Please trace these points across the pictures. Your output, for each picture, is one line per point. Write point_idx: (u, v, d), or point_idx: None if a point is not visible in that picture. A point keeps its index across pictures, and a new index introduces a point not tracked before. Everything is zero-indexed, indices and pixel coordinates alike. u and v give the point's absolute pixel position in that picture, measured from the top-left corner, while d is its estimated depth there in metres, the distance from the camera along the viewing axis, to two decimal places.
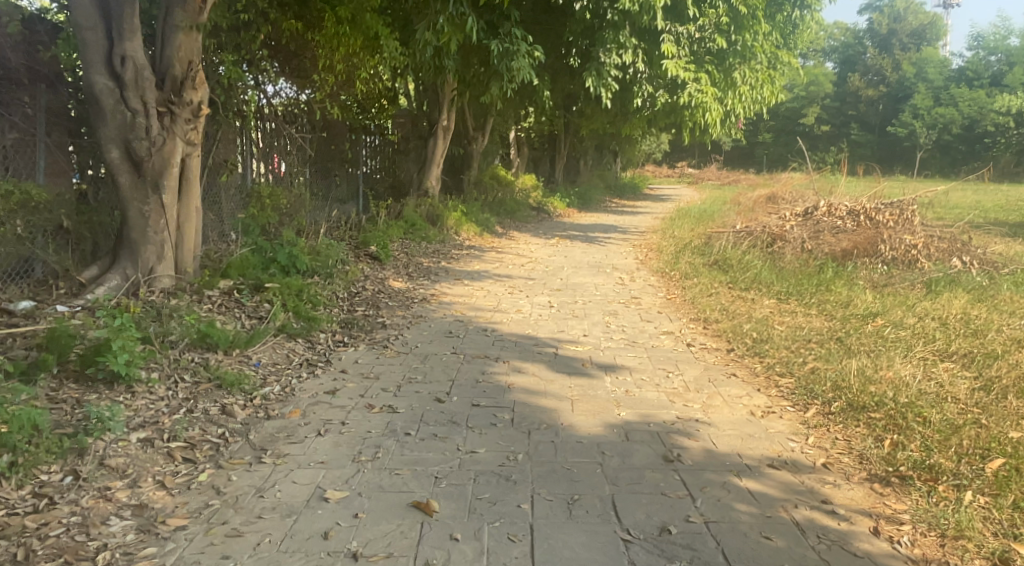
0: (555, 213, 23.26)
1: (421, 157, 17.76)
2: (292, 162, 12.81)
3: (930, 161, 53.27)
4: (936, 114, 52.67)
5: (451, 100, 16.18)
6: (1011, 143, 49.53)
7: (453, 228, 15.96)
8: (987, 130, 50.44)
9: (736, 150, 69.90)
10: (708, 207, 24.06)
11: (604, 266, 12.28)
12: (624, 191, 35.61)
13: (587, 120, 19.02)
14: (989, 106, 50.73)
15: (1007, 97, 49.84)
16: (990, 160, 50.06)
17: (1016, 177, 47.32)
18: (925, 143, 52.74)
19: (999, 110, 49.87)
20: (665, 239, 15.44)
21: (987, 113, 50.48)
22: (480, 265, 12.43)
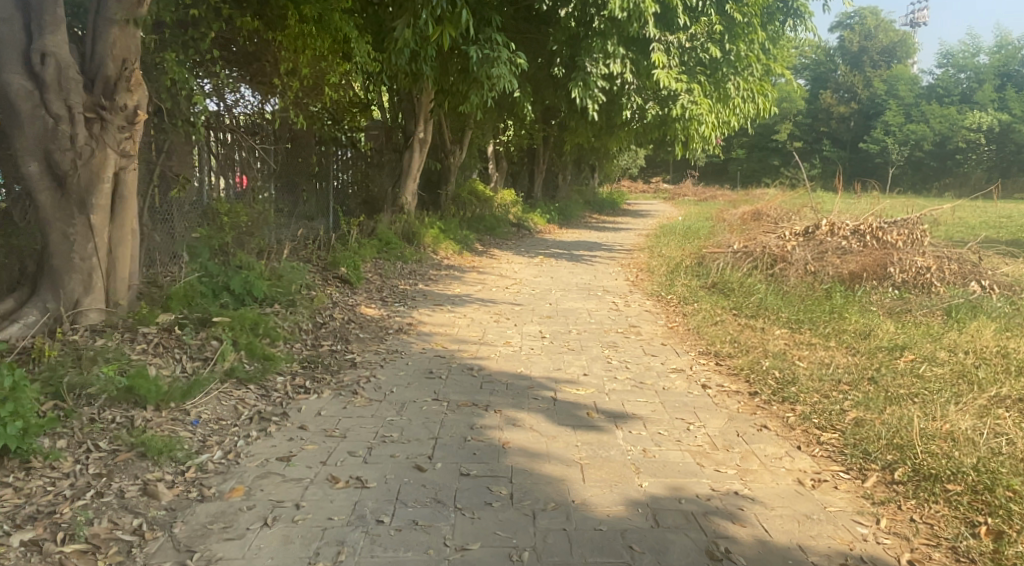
0: (535, 229, 22.38)
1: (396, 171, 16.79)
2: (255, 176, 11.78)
3: (903, 177, 53.19)
4: (908, 131, 52.63)
5: (427, 111, 15.22)
6: (983, 159, 49.61)
7: (430, 247, 15.01)
8: (959, 147, 50.38)
9: (711, 166, 69.73)
10: (692, 224, 23.29)
11: (593, 288, 11.40)
12: (603, 206, 34.88)
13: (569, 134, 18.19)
14: (961, 122, 50.49)
15: (978, 114, 49.95)
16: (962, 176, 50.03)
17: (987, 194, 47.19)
18: (898, 160, 52.76)
19: (970, 127, 49.87)
20: (655, 259, 14.60)
21: (959, 130, 50.44)
22: (460, 288, 11.50)
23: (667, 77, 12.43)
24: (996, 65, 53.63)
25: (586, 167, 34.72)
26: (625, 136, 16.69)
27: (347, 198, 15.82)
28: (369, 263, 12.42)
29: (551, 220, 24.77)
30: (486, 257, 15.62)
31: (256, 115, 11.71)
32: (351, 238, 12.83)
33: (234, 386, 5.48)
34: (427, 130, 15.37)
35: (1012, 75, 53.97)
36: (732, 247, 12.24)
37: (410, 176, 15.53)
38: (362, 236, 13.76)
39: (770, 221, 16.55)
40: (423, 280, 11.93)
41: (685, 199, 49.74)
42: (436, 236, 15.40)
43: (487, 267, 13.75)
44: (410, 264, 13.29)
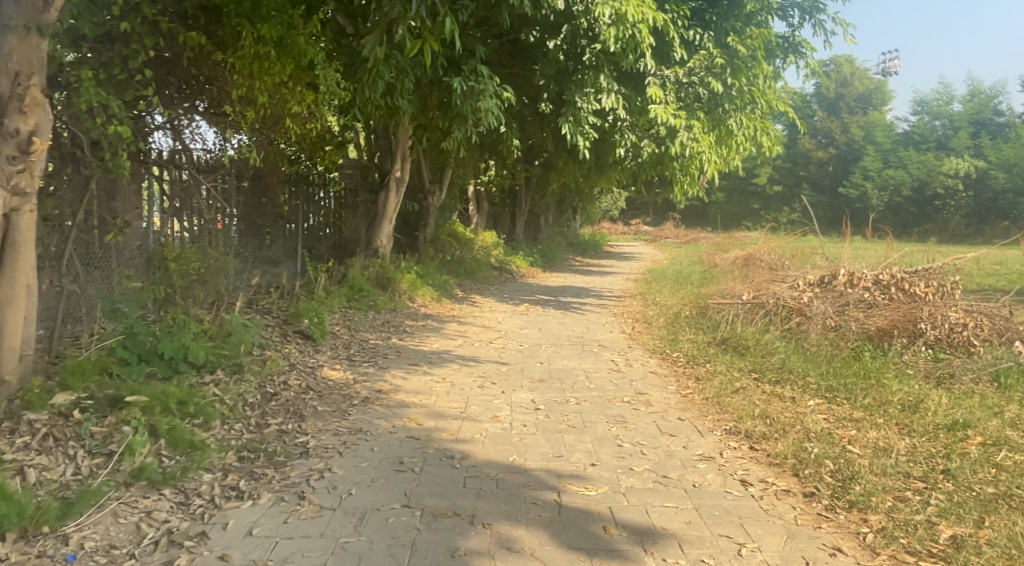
0: (518, 273, 21.24)
1: (371, 213, 15.64)
2: (211, 218, 10.55)
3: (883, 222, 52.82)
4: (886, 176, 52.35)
5: (406, 148, 14.06)
6: (961, 205, 49.50)
7: (408, 293, 13.79)
8: (937, 193, 50.07)
9: (691, 209, 69.36)
10: (682, 268, 22.25)
11: (588, 343, 10.23)
12: (585, 249, 33.94)
13: (556, 173, 17.13)
14: (937, 169, 50.36)
15: (956, 160, 49.93)
16: (941, 222, 49.71)
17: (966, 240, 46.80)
18: (878, 205, 52.57)
19: (947, 173, 49.66)
20: (651, 307, 13.47)
21: (936, 176, 50.13)
22: (441, 342, 10.29)
23: (664, 113, 11.17)
24: (972, 112, 53.84)
25: (568, 208, 33.80)
26: (620, 174, 15.46)
27: (317, 241, 14.60)
28: (339, 313, 11.19)
29: (534, 263, 23.67)
30: (468, 305, 14.43)
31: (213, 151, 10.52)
32: (319, 285, 11.59)
33: (142, 492, 4.22)
34: (405, 169, 14.20)
35: (987, 122, 54.22)
36: (739, 297, 11.14)
37: (386, 217, 14.34)
38: (332, 283, 12.53)
39: (771, 269, 15.48)
40: (399, 333, 10.71)
41: (667, 242, 49.05)
42: (414, 282, 14.20)
43: (470, 317, 12.57)
44: (385, 313, 12.06)
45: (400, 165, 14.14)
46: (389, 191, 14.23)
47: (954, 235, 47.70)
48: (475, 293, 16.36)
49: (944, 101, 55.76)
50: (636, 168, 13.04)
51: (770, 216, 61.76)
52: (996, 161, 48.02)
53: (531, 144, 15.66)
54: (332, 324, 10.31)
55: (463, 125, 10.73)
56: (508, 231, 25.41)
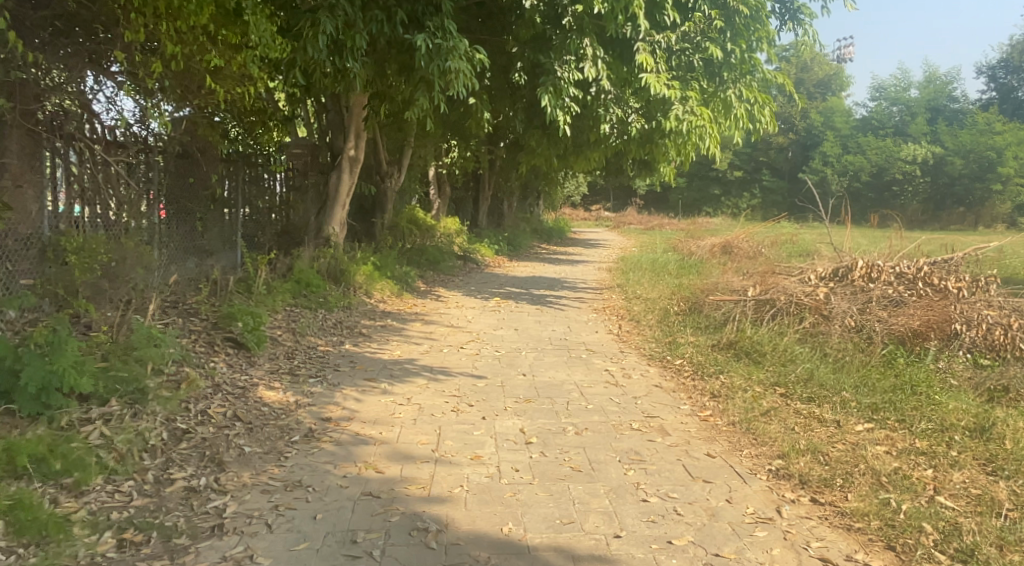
0: (484, 263, 19.78)
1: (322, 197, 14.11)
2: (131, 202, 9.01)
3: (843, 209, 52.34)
4: (846, 162, 51.78)
5: (360, 124, 12.46)
6: (919, 191, 49.24)
7: (364, 289, 12.24)
8: (895, 178, 49.48)
9: (652, 195, 68.58)
10: (657, 257, 20.91)
11: (573, 347, 8.85)
12: (550, 236, 32.62)
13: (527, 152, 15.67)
14: (895, 154, 49.56)
15: (914, 146, 49.57)
16: (900, 208, 49.26)
17: (924, 226, 46.30)
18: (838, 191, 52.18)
19: (905, 159, 49.12)
20: (637, 303, 12.12)
21: (894, 162, 49.28)
22: (402, 347, 8.83)
23: (657, 82, 9.85)
24: (929, 98, 53.59)
25: (532, 194, 32.50)
26: (601, 154, 14.07)
27: (261, 229, 13.01)
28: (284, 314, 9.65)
29: (499, 252, 22.24)
30: (432, 300, 12.94)
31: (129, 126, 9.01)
32: (260, 281, 10.03)
33: None
34: (360, 146, 12.63)
35: (943, 109, 54.12)
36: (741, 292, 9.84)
37: (338, 201, 12.75)
38: (276, 276, 10.97)
39: (761, 261, 14.19)
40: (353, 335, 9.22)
41: (628, 229, 48.31)
42: (370, 274, 12.66)
43: (435, 315, 11.10)
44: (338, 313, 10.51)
45: (355, 142, 12.55)
46: (342, 171, 12.61)
47: (913, 221, 47.24)
48: (439, 286, 14.87)
49: (901, 87, 55.49)
50: (624, 147, 11.74)
51: (730, 202, 61.31)
52: (953, 147, 47.79)
53: (501, 121, 14.21)
54: (273, 327, 8.80)
55: (428, 92, 9.30)
56: (472, 217, 23.98)
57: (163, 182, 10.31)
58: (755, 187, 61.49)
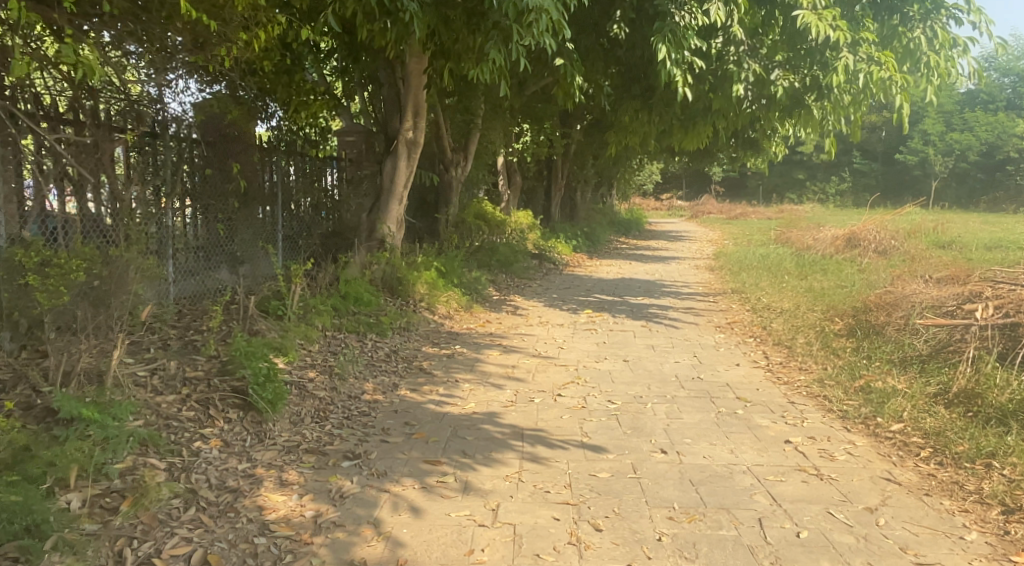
0: (563, 262, 17.30)
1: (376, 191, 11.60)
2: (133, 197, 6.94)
3: (947, 192, 48.17)
4: (952, 140, 47.66)
5: (418, 102, 9.91)
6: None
7: (427, 301, 9.83)
8: (1010, 157, 45.20)
9: (729, 182, 65.07)
10: (768, 252, 18.11)
11: (715, 391, 6.30)
12: (630, 228, 30.01)
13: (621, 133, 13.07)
14: (1011, 131, 45.29)
15: None
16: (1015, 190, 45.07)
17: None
18: (940, 172, 47.88)
19: (1021, 135, 44.83)
20: (777, 321, 9.44)
21: (1009, 138, 45.05)
22: (486, 381, 6.36)
23: (819, 21, 7.47)
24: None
25: (609, 183, 29.84)
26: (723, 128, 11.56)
27: (306, 229, 10.69)
28: (332, 329, 7.27)
29: (576, 249, 19.67)
30: (510, 314, 10.49)
31: (134, 98, 7.00)
32: (305, 290, 7.68)
33: None
34: (420, 127, 10.13)
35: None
36: (949, 316, 7.08)
37: (393, 193, 10.28)
38: (315, 287, 8.21)
39: (926, 266, 11.28)
40: (416, 362, 6.79)
41: (709, 218, 45.23)
42: (435, 284, 10.28)
43: (520, 336, 8.66)
44: (402, 324, 8.08)
45: (414, 121, 10.05)
46: (399, 157, 10.14)
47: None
48: (517, 293, 12.41)
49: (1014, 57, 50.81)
50: (767, 118, 9.35)
51: (815, 187, 57.40)
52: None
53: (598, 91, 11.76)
54: (310, 356, 6.46)
55: (499, 44, 6.97)
56: (545, 210, 21.46)
57: (181, 174, 7.99)
58: (842, 170, 57.46)
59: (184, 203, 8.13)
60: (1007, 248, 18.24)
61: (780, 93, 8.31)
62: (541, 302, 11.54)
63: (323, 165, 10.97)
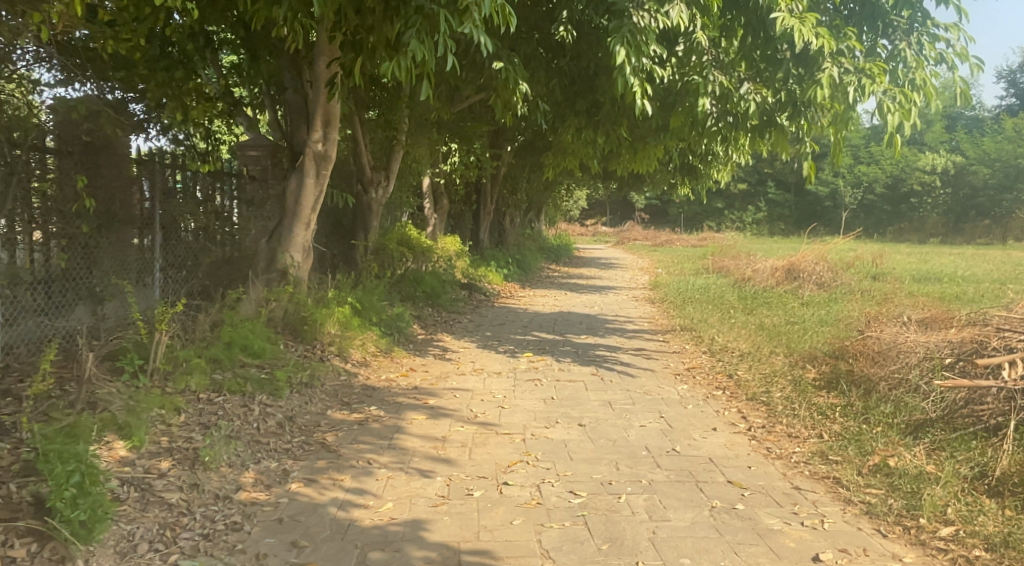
0: (492, 292, 16.02)
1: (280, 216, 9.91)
2: None
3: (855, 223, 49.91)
4: (860, 172, 49.35)
5: (326, 105, 8.50)
6: (940, 201, 46.49)
7: (337, 347, 8.33)
8: (913, 190, 47.31)
9: (649, 208, 65.54)
10: (705, 282, 17.35)
11: (700, 470, 5.01)
12: (555, 254, 29.32)
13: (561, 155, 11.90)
14: (913, 164, 47.41)
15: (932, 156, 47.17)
16: (916, 221, 47.14)
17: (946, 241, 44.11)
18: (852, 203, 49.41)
19: (922, 169, 46.96)
20: (743, 368, 8.28)
21: (912, 172, 47.24)
22: (410, 466, 4.93)
23: (804, 27, 6.66)
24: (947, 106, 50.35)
25: (536, 210, 28.80)
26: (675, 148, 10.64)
27: (193, 259, 9.01)
28: (209, 390, 5.66)
29: (505, 278, 18.37)
30: (436, 358, 9.06)
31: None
32: (174, 340, 5.96)
33: None
34: (330, 139, 8.70)
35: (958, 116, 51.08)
36: (969, 380, 5.98)
37: (297, 215, 8.74)
38: (189, 325, 6.46)
39: (891, 308, 10.37)
40: (317, 437, 5.39)
41: (634, 245, 44.85)
42: (348, 326, 8.78)
43: (451, 390, 7.26)
44: (302, 381, 6.50)
45: (324, 132, 8.64)
46: (304, 173, 8.62)
47: (929, 236, 45.47)
48: (443, 332, 11.00)
49: None
50: (732, 139, 8.48)
51: (734, 215, 57.95)
52: (975, 154, 44.88)
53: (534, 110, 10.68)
54: (181, 421, 4.92)
55: (419, 34, 5.66)
56: (471, 235, 20.11)
57: (24, 193, 6.27)
58: (759, 199, 58.23)
59: (33, 230, 6.43)
60: (939, 280, 17.92)
61: (754, 109, 7.43)
62: (471, 343, 10.17)
63: (215, 181, 9.30)
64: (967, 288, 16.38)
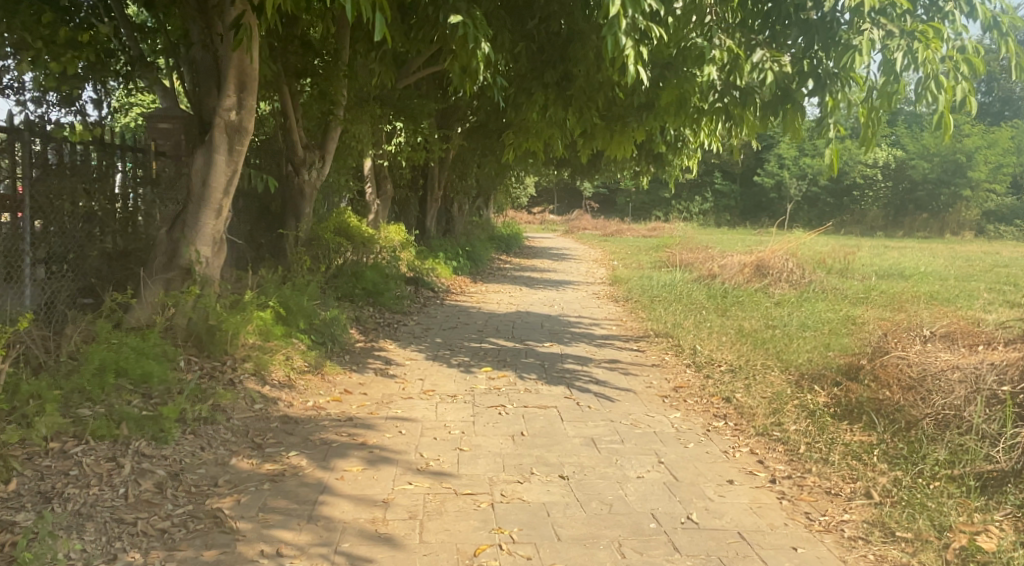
0: (441, 287, 14.65)
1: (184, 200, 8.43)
2: None
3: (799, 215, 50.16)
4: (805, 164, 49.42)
5: (242, 62, 7.13)
6: (880, 195, 47.22)
7: (254, 366, 6.87)
8: (855, 183, 47.85)
9: (597, 196, 64.92)
10: (669, 278, 16.21)
11: (732, 557, 3.76)
12: (506, 243, 28.24)
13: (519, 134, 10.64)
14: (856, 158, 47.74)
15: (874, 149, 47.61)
16: (858, 214, 47.45)
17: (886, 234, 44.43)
18: (795, 195, 49.82)
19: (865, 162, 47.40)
20: (742, 388, 7.06)
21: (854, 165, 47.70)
22: (333, 554, 3.78)
23: None
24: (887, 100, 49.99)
25: (487, 197, 27.52)
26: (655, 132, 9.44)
27: (82, 253, 7.49)
28: (65, 433, 4.76)
29: (454, 271, 16.98)
30: (376, 375, 7.65)
31: None
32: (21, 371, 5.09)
33: None
34: (247, 107, 7.30)
35: None
36: None
37: (205, 201, 7.29)
38: (50, 347, 5.58)
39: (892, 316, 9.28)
40: (210, 507, 4.23)
41: (584, 235, 44.12)
42: (261, 343, 7.30)
43: (396, 421, 5.90)
44: (202, 418, 5.45)
45: (239, 97, 7.24)
46: (216, 149, 7.21)
47: (869, 229, 45.93)
48: (386, 338, 9.58)
49: None
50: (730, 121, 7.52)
51: (681, 205, 57.53)
52: (914, 149, 45.40)
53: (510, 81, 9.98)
54: (6, 489, 4.04)
55: None
56: (418, 224, 18.70)
57: None
58: (705, 190, 57.91)
59: None
60: (906, 276, 17.13)
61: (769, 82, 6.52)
62: (419, 353, 8.77)
63: (114, 162, 7.73)
64: (938, 284, 15.54)
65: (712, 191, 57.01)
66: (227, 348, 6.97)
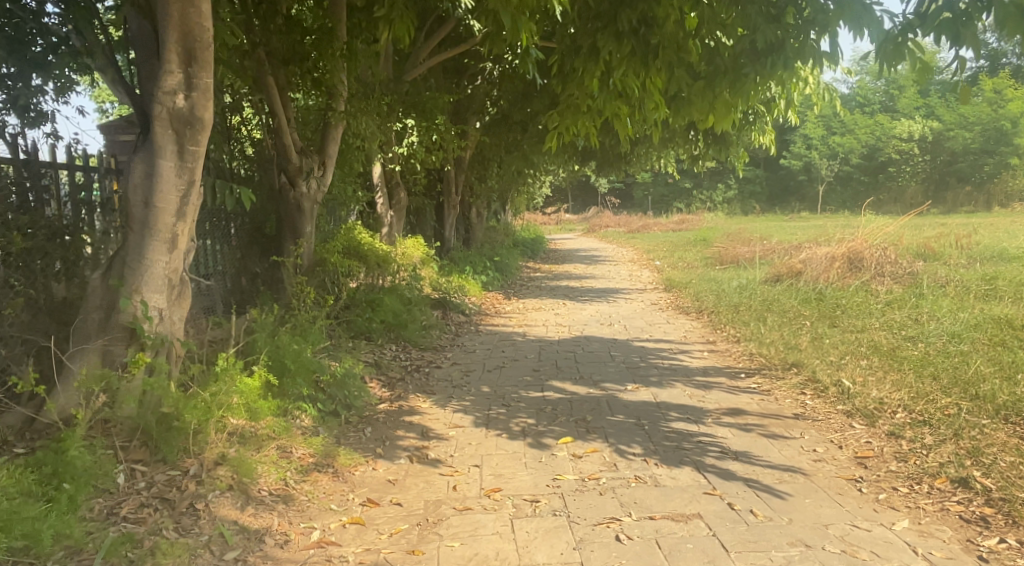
0: (474, 309, 12.31)
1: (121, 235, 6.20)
2: None
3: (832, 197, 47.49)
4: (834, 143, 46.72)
5: (187, 18, 4.88)
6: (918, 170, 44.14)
7: (231, 472, 4.56)
8: (889, 159, 44.97)
9: (614, 192, 62.41)
10: (738, 280, 13.76)
11: None
12: (530, 249, 25.85)
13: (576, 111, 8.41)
14: (889, 133, 44.97)
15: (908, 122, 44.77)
16: (895, 191, 44.63)
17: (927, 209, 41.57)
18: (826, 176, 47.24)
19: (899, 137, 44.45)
20: (968, 461, 4.66)
21: (888, 140, 44.92)
22: None
23: None
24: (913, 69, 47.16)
25: (505, 201, 25.16)
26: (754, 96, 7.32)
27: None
28: None
29: (484, 287, 14.63)
30: (410, 466, 5.30)
31: None
32: None
33: None
34: (200, 87, 5.00)
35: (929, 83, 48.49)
36: None
37: (150, 228, 4.96)
38: None
39: None
40: None
41: (608, 233, 41.62)
42: (242, 433, 5.00)
43: None
44: None
45: (187, 73, 4.96)
46: (160, 152, 4.92)
47: (909, 205, 43.08)
48: (416, 392, 7.23)
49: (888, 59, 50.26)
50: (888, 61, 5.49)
51: (704, 194, 54.82)
52: (951, 120, 41.23)
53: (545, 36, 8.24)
54: None
55: None
56: (437, 235, 16.36)
57: None
58: (727, 177, 55.24)
59: None
60: (1010, 259, 14.57)
61: None
62: (466, 416, 6.42)
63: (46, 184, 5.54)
64: None
65: (735, 178, 54.42)
66: (188, 447, 4.65)
